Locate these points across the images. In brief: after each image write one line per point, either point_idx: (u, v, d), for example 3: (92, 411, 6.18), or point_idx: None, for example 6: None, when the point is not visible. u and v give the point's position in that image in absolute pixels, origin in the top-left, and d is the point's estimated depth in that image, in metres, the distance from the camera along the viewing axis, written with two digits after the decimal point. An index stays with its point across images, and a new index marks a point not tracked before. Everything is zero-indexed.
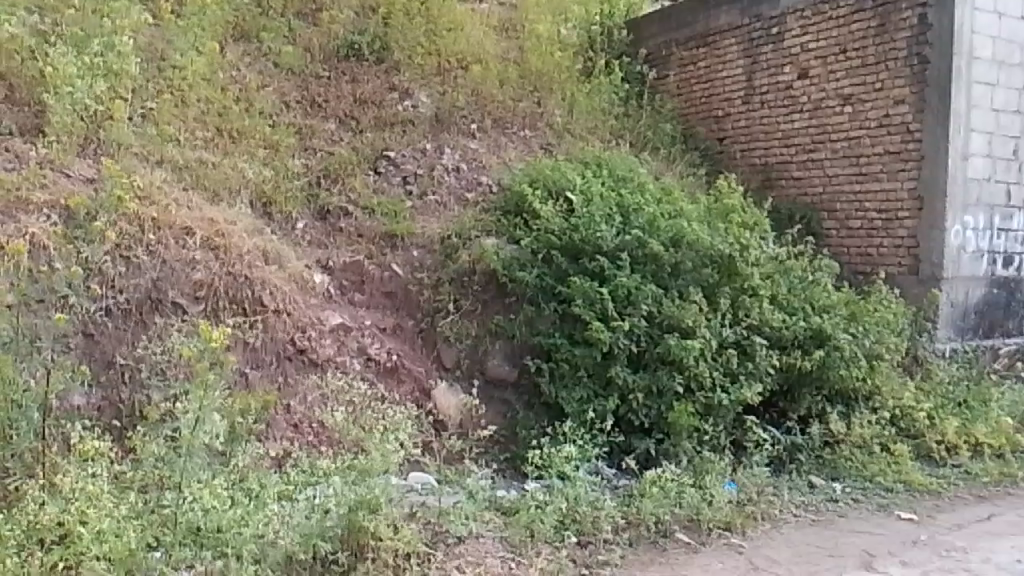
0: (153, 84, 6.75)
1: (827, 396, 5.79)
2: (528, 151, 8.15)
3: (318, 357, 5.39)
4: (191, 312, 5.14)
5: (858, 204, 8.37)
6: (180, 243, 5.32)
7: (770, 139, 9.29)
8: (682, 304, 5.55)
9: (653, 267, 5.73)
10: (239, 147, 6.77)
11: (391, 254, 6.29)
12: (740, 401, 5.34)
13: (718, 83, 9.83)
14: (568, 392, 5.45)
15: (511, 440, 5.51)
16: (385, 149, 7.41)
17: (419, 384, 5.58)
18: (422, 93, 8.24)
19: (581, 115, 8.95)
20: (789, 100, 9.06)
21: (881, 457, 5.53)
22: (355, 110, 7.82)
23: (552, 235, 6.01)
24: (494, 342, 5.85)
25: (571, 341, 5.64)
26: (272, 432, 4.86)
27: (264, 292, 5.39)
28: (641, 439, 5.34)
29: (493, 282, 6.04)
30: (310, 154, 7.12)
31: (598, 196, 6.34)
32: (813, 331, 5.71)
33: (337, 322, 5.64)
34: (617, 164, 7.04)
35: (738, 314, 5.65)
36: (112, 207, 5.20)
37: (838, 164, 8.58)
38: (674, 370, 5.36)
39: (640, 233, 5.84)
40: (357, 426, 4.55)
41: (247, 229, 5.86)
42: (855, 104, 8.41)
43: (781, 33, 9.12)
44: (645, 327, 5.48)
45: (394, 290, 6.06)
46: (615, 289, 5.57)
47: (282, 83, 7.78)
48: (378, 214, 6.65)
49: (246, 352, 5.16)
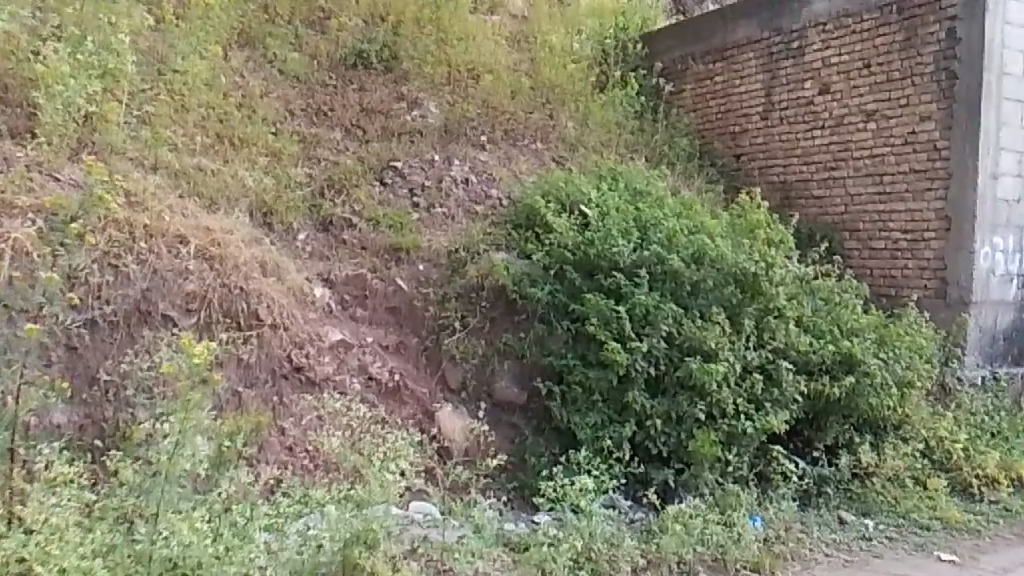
0: (152, 88, 6.50)
1: (855, 425, 5.44)
2: (539, 164, 7.86)
3: (316, 375, 5.08)
4: (182, 325, 4.84)
5: (881, 224, 8.06)
6: (172, 252, 5.04)
7: (789, 157, 9.00)
8: (704, 325, 5.22)
9: (673, 285, 5.42)
10: (240, 154, 6.51)
11: (396, 267, 5.99)
12: (765, 429, 5.00)
13: (736, 98, 9.56)
14: (581, 417, 5.12)
15: (519, 467, 5.19)
16: (392, 160, 7.14)
17: (422, 406, 5.26)
18: (432, 104, 7.98)
19: (594, 129, 8.67)
20: (809, 116, 8.77)
21: (915, 492, 5.19)
22: (362, 119, 7.55)
23: (565, 249, 5.72)
24: (502, 362, 5.54)
25: (585, 362, 5.33)
26: (265, 456, 4.56)
27: (261, 305, 5.10)
28: (659, 468, 4.99)
29: (502, 298, 5.74)
30: (315, 163, 6.85)
31: (614, 209, 6.05)
32: (842, 356, 5.38)
33: (338, 338, 5.33)
34: (633, 178, 6.74)
35: (763, 336, 5.33)
36: (94, 208, 4.89)
37: (860, 183, 8.27)
38: (695, 395, 5.03)
39: (659, 249, 5.53)
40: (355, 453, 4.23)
41: (245, 238, 5.57)
42: (879, 120, 8.11)
43: (802, 48, 8.84)
44: (665, 349, 5.16)
45: (398, 306, 5.74)
46: (632, 307, 5.26)
47: (286, 90, 7.53)
48: (383, 226, 6.37)
49: (239, 369, 4.86)
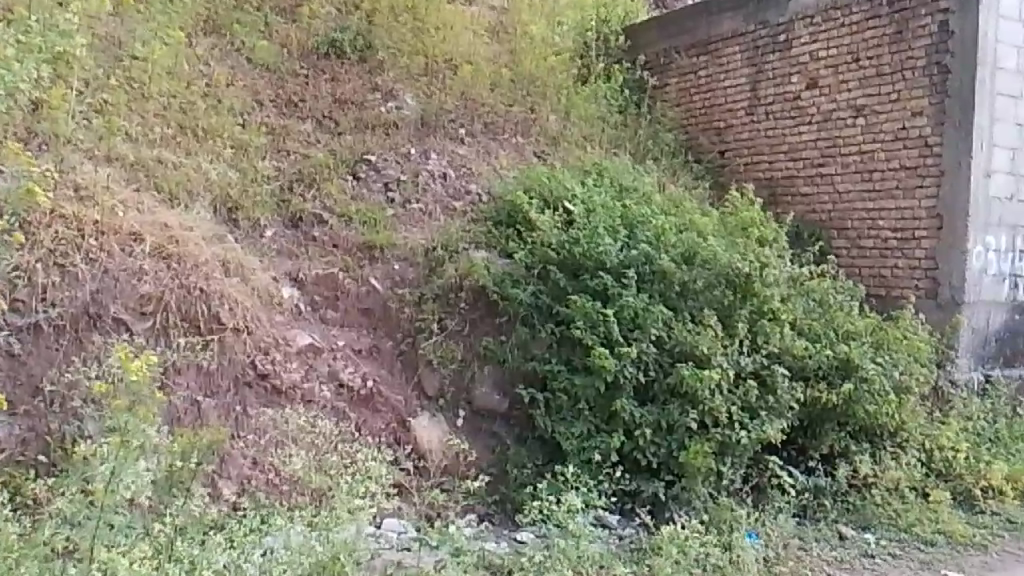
0: (109, 75, 6.12)
1: (851, 432, 5.19)
2: (520, 158, 7.54)
3: (282, 383, 4.75)
4: (136, 329, 4.47)
5: (870, 222, 7.84)
6: (126, 250, 4.67)
7: (775, 153, 8.75)
8: (695, 329, 4.94)
9: (662, 286, 5.13)
10: (203, 146, 6.13)
11: (369, 266, 5.64)
12: (761, 439, 4.73)
13: (721, 93, 9.30)
14: (567, 427, 4.82)
15: (500, 479, 4.90)
16: (366, 153, 6.78)
17: (397, 415, 4.95)
18: (408, 95, 7.63)
19: (578, 122, 8.36)
20: (797, 112, 8.53)
21: (917, 503, 4.95)
22: (334, 111, 7.19)
23: (550, 249, 5.42)
24: (482, 367, 5.22)
25: (570, 368, 5.04)
26: (226, 471, 4.25)
27: (222, 308, 4.74)
28: (648, 481, 4.71)
29: (482, 299, 5.43)
30: (284, 157, 6.48)
31: (600, 206, 5.75)
32: (838, 361, 5.15)
33: (306, 342, 5.00)
34: (619, 174, 6.44)
35: (757, 340, 5.06)
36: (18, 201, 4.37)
37: (849, 180, 8.05)
38: (687, 404, 4.74)
39: (647, 248, 5.24)
40: (323, 471, 3.90)
41: (206, 235, 5.20)
42: (868, 116, 7.89)
43: (789, 41, 8.60)
44: (654, 354, 4.87)
45: (372, 307, 5.40)
46: (620, 309, 4.96)
47: (255, 80, 7.14)
48: (356, 223, 6.02)
49: (198, 378, 4.51)
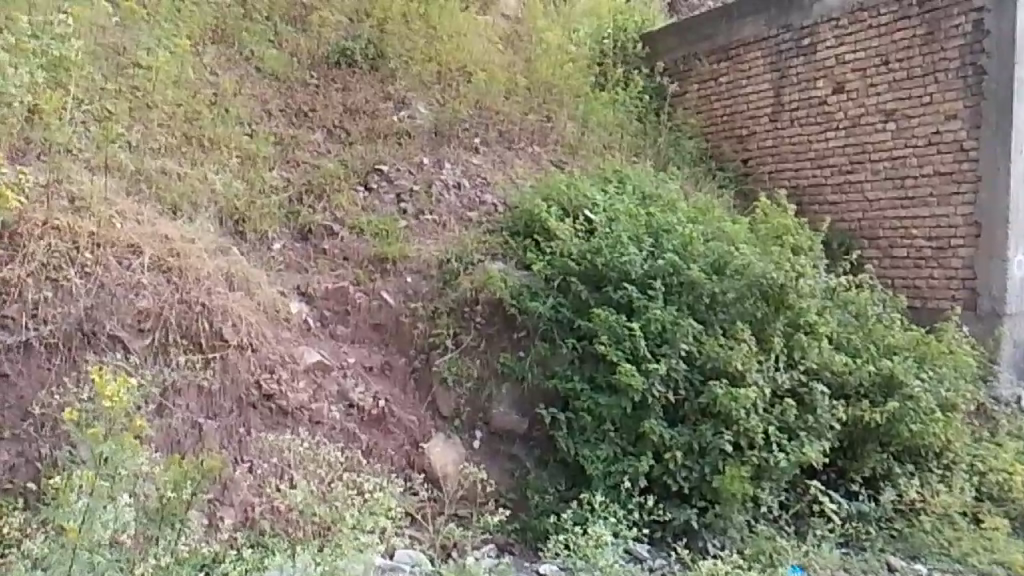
0: (112, 84, 5.92)
1: (894, 453, 4.89)
2: (537, 167, 7.26)
3: (288, 403, 4.47)
4: (133, 347, 4.22)
5: (903, 231, 7.50)
6: (123, 264, 4.43)
7: (801, 160, 8.44)
8: (728, 344, 4.62)
9: (692, 298, 4.81)
10: (209, 155, 5.90)
11: (381, 279, 5.37)
12: (800, 461, 4.42)
13: (743, 99, 9.01)
14: (592, 449, 4.50)
15: (520, 505, 4.59)
16: (377, 163, 6.53)
17: (410, 436, 4.67)
18: (420, 104, 7.39)
19: (596, 130, 8.08)
20: (823, 117, 8.22)
21: (970, 531, 4.57)
22: (345, 120, 6.95)
23: (570, 259, 5.13)
24: (500, 386, 4.93)
25: (594, 386, 4.73)
26: (229, 498, 3.98)
27: (225, 324, 4.48)
28: (680, 507, 4.38)
29: (499, 313, 5.14)
30: (292, 167, 6.24)
31: (623, 214, 5.46)
32: (882, 378, 4.86)
33: (315, 360, 4.73)
34: (642, 182, 6.15)
35: (794, 356, 4.74)
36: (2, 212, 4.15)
37: (879, 187, 7.72)
38: (720, 424, 4.43)
39: (674, 258, 4.94)
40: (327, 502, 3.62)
41: (209, 247, 4.95)
42: (898, 121, 7.57)
43: (814, 45, 8.30)
44: (685, 371, 4.56)
45: (384, 322, 5.13)
46: (647, 323, 4.65)
47: (264, 89, 6.93)
48: (368, 235, 5.76)
49: (200, 399, 4.25)
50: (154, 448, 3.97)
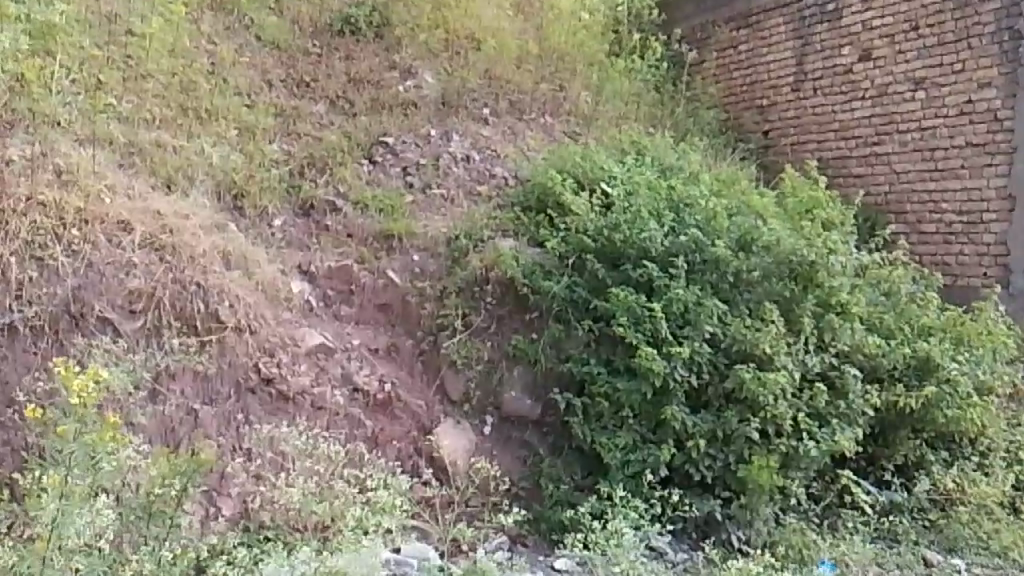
0: (103, 53, 5.65)
1: (927, 440, 4.64)
2: (549, 139, 6.95)
3: (289, 388, 4.24)
4: (124, 330, 3.98)
5: (931, 206, 7.16)
6: (113, 242, 4.19)
7: (823, 131, 8.08)
8: (756, 326, 4.35)
9: (715, 277, 4.54)
10: (206, 127, 5.64)
11: (386, 257, 5.12)
12: (832, 450, 4.17)
13: (763, 68, 8.64)
14: (609, 437, 4.24)
15: (534, 494, 4.36)
16: (382, 135, 6.24)
17: (418, 422, 4.43)
18: (427, 73, 7.08)
19: (611, 100, 7.75)
20: (848, 86, 7.85)
21: (1011, 524, 4.31)
22: (348, 91, 6.65)
23: (585, 235, 4.85)
24: (511, 369, 4.68)
25: (611, 370, 4.47)
26: (227, 489, 3.75)
27: (221, 304, 4.24)
28: (703, 498, 4.13)
29: (511, 293, 4.88)
30: (294, 140, 5.96)
31: (642, 187, 5.16)
32: (917, 361, 4.60)
33: (317, 342, 4.49)
34: (660, 154, 5.85)
35: (825, 339, 4.47)
36: None
37: (907, 159, 7.37)
38: (746, 410, 4.18)
39: (697, 234, 4.66)
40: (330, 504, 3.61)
41: (205, 223, 4.69)
42: (928, 89, 7.20)
43: (839, 10, 7.92)
44: (709, 354, 4.29)
45: (389, 302, 4.88)
46: (669, 303, 4.38)
47: (264, 58, 6.63)
48: (373, 210, 5.49)
49: (196, 384, 4.02)
50: (146, 438, 3.77)
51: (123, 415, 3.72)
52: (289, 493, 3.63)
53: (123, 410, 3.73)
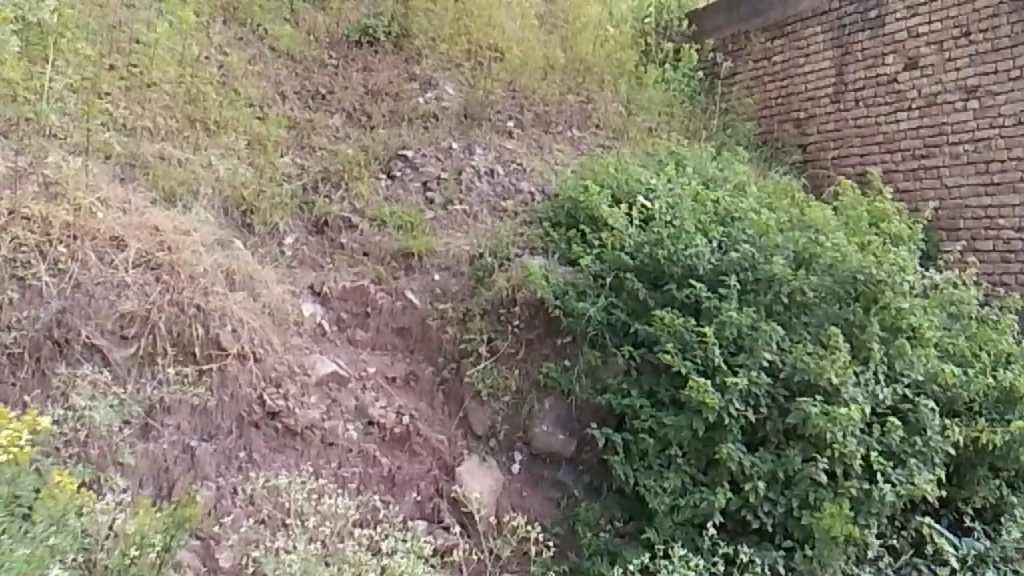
0: (106, 62, 5.34)
1: (1007, 480, 4.11)
2: (578, 153, 6.52)
3: (297, 422, 3.81)
4: (114, 357, 3.61)
5: (987, 222, 6.48)
6: (103, 260, 3.83)
7: (866, 144, 7.51)
8: (819, 353, 3.86)
9: (769, 298, 4.09)
10: (214, 139, 5.29)
11: (405, 277, 4.72)
12: (910, 495, 3.66)
13: (800, 79, 8.14)
14: (656, 479, 3.77)
15: (569, 543, 3.88)
16: (401, 148, 5.84)
17: (439, 460, 3.99)
18: (448, 85, 6.70)
19: (642, 111, 7.31)
20: (893, 96, 7.30)
21: None
22: (366, 103, 6.28)
23: (623, 252, 4.41)
24: (542, 400, 4.22)
25: (654, 402, 4.00)
26: (226, 535, 3.34)
27: (223, 329, 3.85)
28: (763, 549, 3.64)
29: (541, 315, 4.45)
30: (307, 153, 5.59)
31: (684, 200, 4.72)
32: (996, 393, 4.11)
33: (329, 370, 4.07)
34: (701, 165, 5.40)
35: (895, 368, 3.97)
36: None
37: (959, 172, 6.72)
38: (811, 449, 3.71)
39: (750, 251, 4.23)
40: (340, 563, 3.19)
41: (209, 239, 4.29)
42: (981, 98, 6.61)
43: (882, 17, 7.43)
44: (767, 384, 3.81)
45: (407, 326, 4.48)
46: (721, 327, 3.92)
47: (278, 69, 6.30)
48: (390, 227, 5.08)
49: (194, 418, 3.64)
50: (135, 483, 3.36)
51: (111, 455, 3.33)
52: (289, 562, 3.10)
53: (111, 448, 3.34)
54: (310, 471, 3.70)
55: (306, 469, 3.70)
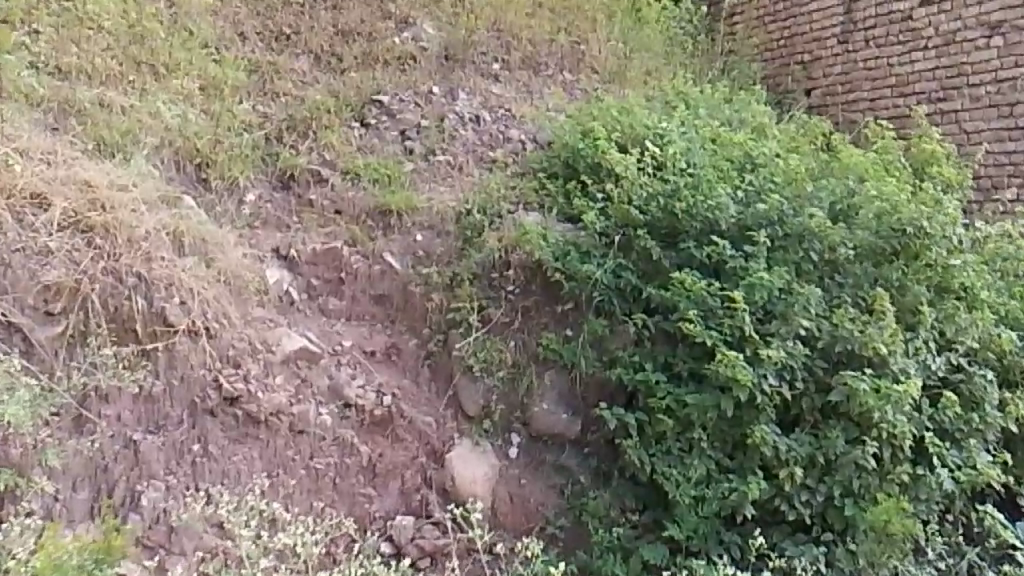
0: (37, 7, 4.76)
1: None
2: (572, 98, 5.90)
3: (260, 408, 3.26)
4: (37, 338, 3.04)
5: (1011, 170, 5.62)
6: (23, 222, 3.25)
7: (877, 88, 6.68)
8: (863, 319, 3.38)
9: (800, 256, 3.58)
10: (162, 83, 4.66)
11: (383, 238, 4.15)
12: (971, 482, 3.25)
13: (803, 19, 7.32)
14: (677, 465, 3.28)
15: (576, 538, 3.38)
16: (375, 93, 5.21)
17: (426, 446, 3.47)
18: (427, 24, 6.04)
19: (639, 51, 6.70)
20: (908, 35, 6.47)
21: None
22: (335, 44, 5.62)
23: (632, 206, 3.86)
24: (542, 375, 3.69)
25: (672, 376, 3.49)
26: (180, 545, 2.84)
27: (169, 301, 3.28)
28: (802, 544, 3.17)
29: (539, 278, 3.90)
30: (269, 99, 4.95)
31: (697, 149, 4.17)
32: None
33: (297, 347, 3.51)
34: (712, 110, 4.83)
35: (947, 335, 3.53)
36: None
37: (980, 116, 5.87)
38: (856, 429, 3.24)
39: (778, 203, 3.70)
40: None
41: (152, 197, 3.68)
42: (1007, 34, 5.78)
43: None
44: (805, 353, 3.31)
45: (387, 294, 3.92)
46: (750, 290, 3.40)
47: (236, 6, 5.63)
48: (365, 180, 4.48)
49: (138, 406, 3.08)
50: (68, 485, 2.82)
51: (34, 456, 2.77)
52: None
53: (36, 446, 2.78)
54: (264, 483, 3.11)
55: (258, 483, 3.11)
